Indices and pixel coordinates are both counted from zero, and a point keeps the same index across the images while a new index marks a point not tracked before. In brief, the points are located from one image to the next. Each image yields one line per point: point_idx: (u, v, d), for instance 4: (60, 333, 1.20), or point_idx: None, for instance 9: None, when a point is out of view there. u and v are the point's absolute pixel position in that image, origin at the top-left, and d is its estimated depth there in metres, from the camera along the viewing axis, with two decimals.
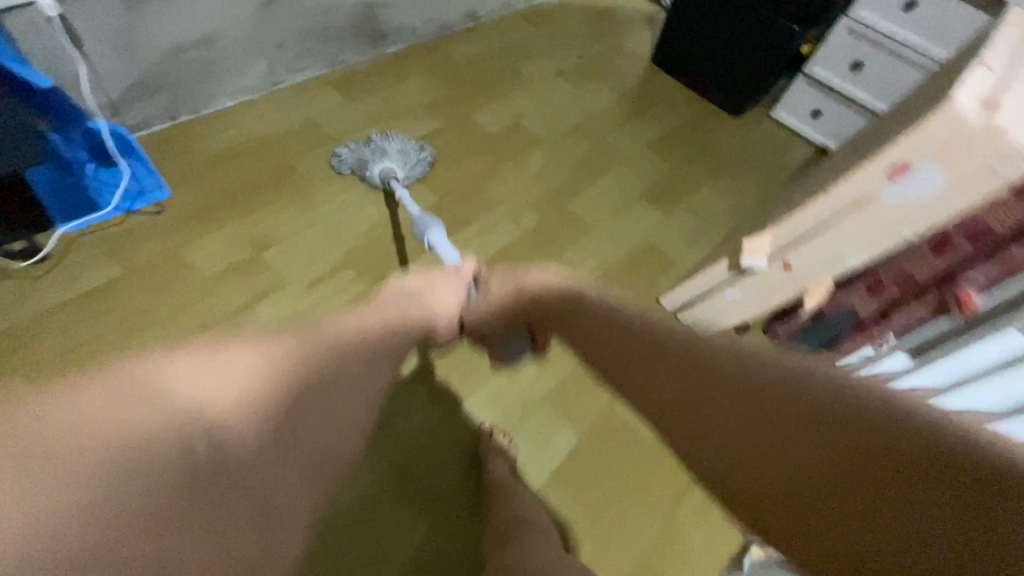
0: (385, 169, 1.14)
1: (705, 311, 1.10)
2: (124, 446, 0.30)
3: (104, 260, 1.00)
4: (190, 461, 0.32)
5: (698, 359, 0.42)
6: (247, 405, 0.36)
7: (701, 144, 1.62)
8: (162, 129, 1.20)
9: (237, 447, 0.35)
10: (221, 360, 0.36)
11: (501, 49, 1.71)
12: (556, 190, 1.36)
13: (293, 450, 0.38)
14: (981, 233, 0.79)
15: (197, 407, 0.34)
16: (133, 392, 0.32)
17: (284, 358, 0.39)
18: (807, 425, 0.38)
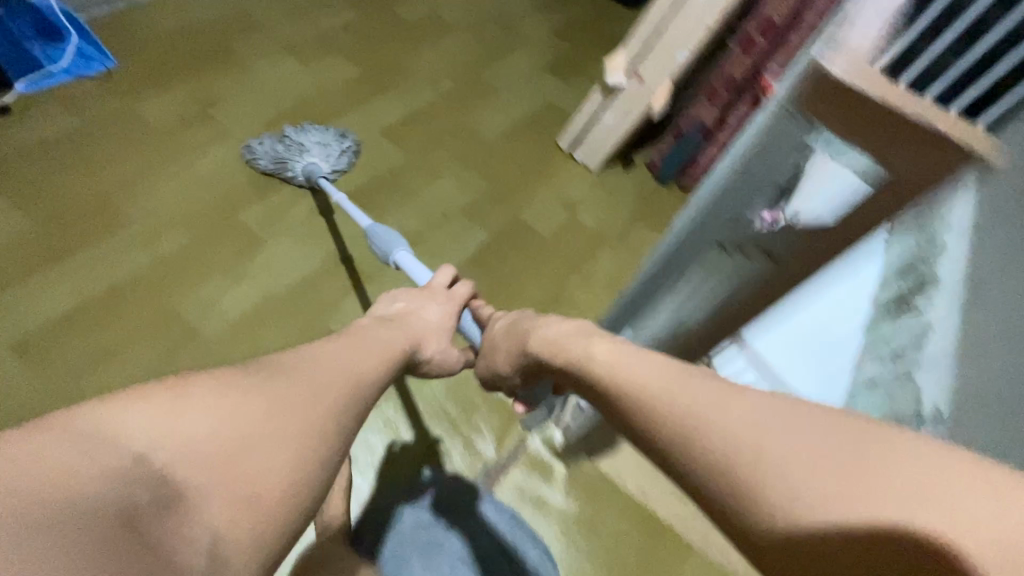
0: (308, 167, 1.09)
1: (590, 142, 1.34)
2: (86, 490, 0.32)
3: (61, 113, 1.13)
4: (132, 508, 0.34)
5: (672, 384, 0.40)
6: (199, 459, 0.38)
7: (600, 30, 1.84)
8: (100, 14, 1.32)
9: (183, 505, 0.36)
10: (181, 405, 0.40)
11: None
12: (469, 64, 1.56)
13: (239, 511, 0.37)
14: (770, 28, 1.05)
15: (147, 451, 0.37)
16: (99, 440, 0.35)
17: (240, 409, 0.41)
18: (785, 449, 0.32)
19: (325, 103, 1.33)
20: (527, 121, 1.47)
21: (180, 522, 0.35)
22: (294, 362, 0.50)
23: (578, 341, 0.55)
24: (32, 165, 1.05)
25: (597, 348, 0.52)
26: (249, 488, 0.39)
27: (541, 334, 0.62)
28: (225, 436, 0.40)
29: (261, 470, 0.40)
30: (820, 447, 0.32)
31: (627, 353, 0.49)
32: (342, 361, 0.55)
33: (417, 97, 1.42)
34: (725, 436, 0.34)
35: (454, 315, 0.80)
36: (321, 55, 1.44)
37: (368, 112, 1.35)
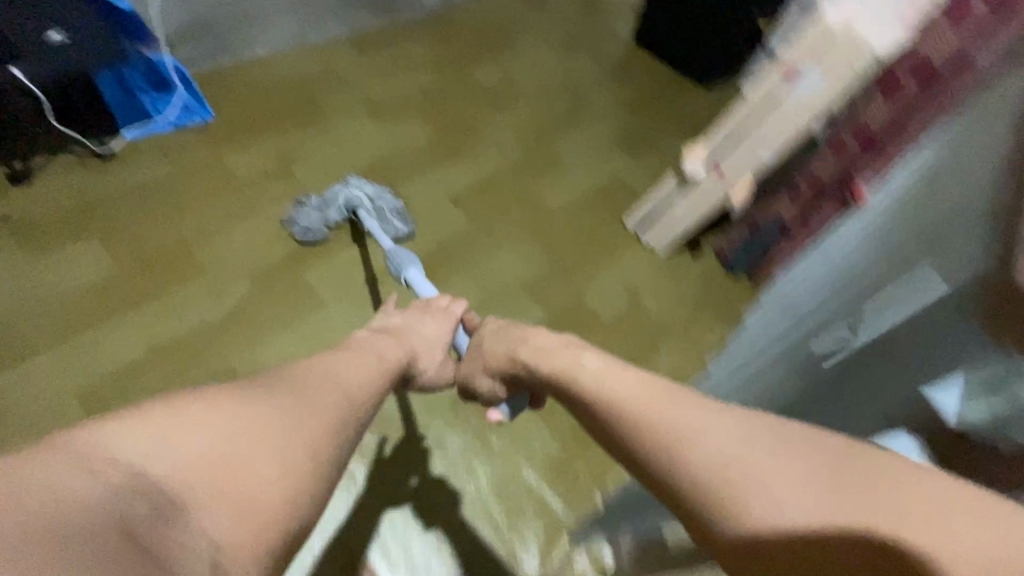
0: (351, 198, 1.12)
1: (658, 227, 1.30)
2: (92, 492, 0.36)
3: (158, 162, 1.19)
4: (130, 517, 0.36)
5: (660, 404, 0.49)
6: (188, 471, 0.41)
7: (672, 108, 1.85)
8: (204, 68, 1.41)
9: (178, 508, 0.39)
10: (178, 421, 0.44)
11: (499, 21, 1.94)
12: (540, 134, 1.57)
13: (234, 495, 0.42)
14: (863, 135, 0.99)
15: (141, 467, 0.40)
16: (93, 456, 0.38)
17: (230, 422, 0.46)
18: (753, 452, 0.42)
19: (399, 166, 1.37)
20: (593, 197, 1.45)
21: (181, 521, 0.39)
22: (293, 379, 0.58)
23: (626, 387, 0.55)
24: (126, 212, 1.11)
25: (642, 395, 0.52)
26: (245, 492, 0.43)
27: (534, 351, 0.73)
28: (216, 451, 0.43)
29: (253, 478, 0.44)
30: (780, 461, 0.41)
31: (674, 399, 0.49)
32: (332, 368, 0.63)
33: (486, 165, 1.43)
34: (715, 452, 0.43)
35: (447, 329, 0.89)
36: (399, 115, 1.48)
37: (437, 174, 1.38)
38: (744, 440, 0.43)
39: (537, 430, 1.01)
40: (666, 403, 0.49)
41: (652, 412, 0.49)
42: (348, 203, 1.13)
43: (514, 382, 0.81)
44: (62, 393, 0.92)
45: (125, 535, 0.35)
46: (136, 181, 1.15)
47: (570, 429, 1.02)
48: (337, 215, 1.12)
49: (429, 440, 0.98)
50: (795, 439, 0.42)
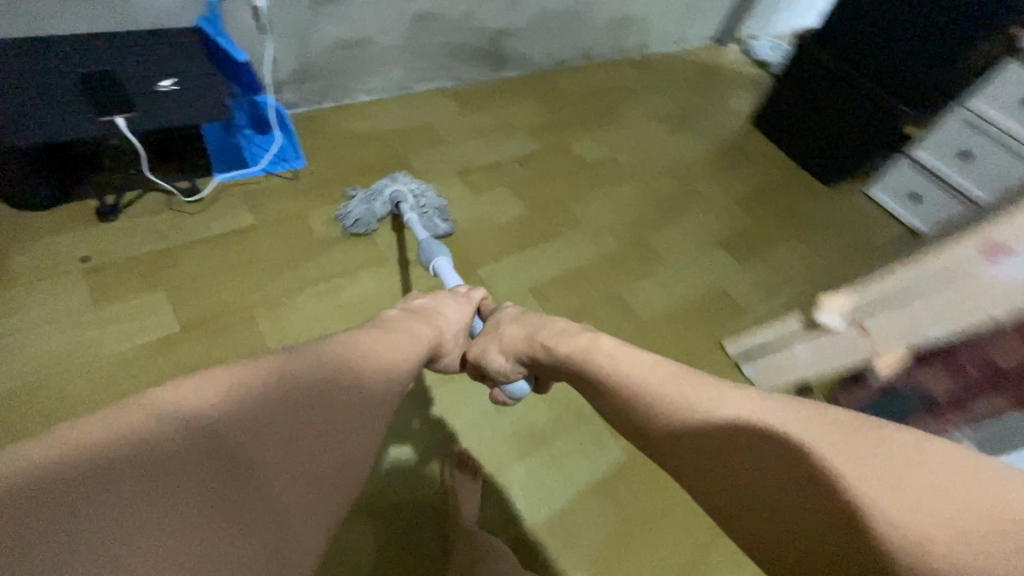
0: (397, 192, 1.14)
1: (768, 364, 1.12)
2: (172, 445, 0.34)
3: (244, 210, 1.15)
4: (211, 463, 0.35)
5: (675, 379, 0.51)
6: (251, 434, 0.38)
7: (789, 206, 1.66)
8: (306, 110, 1.38)
9: (251, 466, 0.37)
10: (240, 387, 0.40)
11: (608, 89, 1.84)
12: (640, 222, 1.44)
13: (302, 462, 0.40)
14: (990, 370, 0.79)
15: (214, 424, 0.37)
16: (173, 410, 0.36)
17: (291, 389, 0.42)
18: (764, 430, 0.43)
19: (485, 242, 1.27)
20: (692, 306, 1.29)
21: (254, 475, 0.37)
22: (345, 343, 0.52)
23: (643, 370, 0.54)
24: (201, 262, 1.05)
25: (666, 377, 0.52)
26: (308, 457, 0.41)
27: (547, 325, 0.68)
28: (283, 412, 0.41)
29: (321, 446, 0.42)
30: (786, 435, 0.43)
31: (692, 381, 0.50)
32: (383, 344, 0.56)
33: (578, 253, 1.31)
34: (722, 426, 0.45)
35: (466, 314, 0.76)
36: (491, 185, 1.39)
37: (521, 259, 1.26)
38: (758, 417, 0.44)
39: None
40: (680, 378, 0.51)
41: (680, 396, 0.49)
42: (394, 197, 1.15)
43: (535, 368, 0.71)
44: None
45: (206, 487, 0.34)
46: (216, 231, 1.10)
47: None
48: (382, 207, 1.15)
49: None
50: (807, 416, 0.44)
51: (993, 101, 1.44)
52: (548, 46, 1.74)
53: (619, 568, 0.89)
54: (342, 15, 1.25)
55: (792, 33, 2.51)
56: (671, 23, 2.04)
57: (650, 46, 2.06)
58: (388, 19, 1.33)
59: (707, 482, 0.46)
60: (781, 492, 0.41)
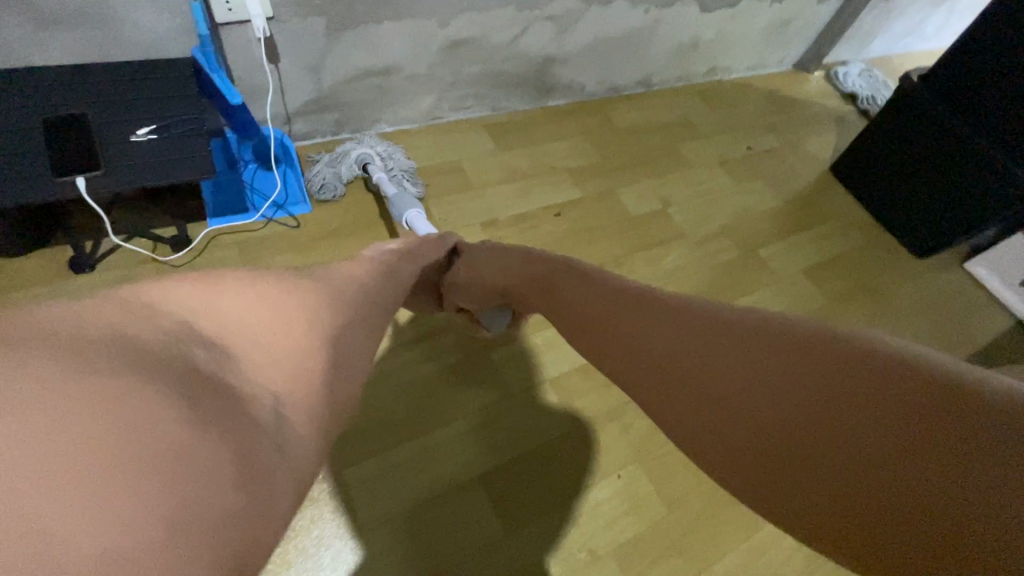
0: (364, 154, 1.13)
1: None
2: (156, 341, 0.28)
3: (237, 264, 1.02)
4: (195, 366, 0.28)
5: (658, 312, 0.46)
6: (255, 344, 0.33)
7: (866, 282, 1.42)
8: (322, 142, 1.24)
9: (241, 367, 0.31)
10: (229, 292, 0.35)
11: (668, 122, 1.62)
12: (688, 296, 1.25)
13: (301, 385, 0.34)
14: None
15: (195, 322, 0.31)
16: (149, 308, 0.30)
17: (292, 300, 0.38)
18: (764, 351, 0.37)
19: None
20: None
21: (243, 377, 0.30)
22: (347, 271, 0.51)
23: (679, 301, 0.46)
24: None
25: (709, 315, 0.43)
26: (301, 364, 0.34)
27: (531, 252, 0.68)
28: (275, 318, 0.35)
29: (316, 364, 0.36)
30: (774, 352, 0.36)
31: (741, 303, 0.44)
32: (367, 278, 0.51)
33: None
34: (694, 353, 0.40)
35: None
36: (519, 242, 1.23)
37: (544, 341, 1.11)
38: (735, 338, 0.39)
39: None
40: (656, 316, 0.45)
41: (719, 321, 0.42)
42: (360, 159, 1.13)
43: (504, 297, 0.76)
44: None
45: (187, 394, 0.27)
46: None
47: None
48: (349, 169, 1.12)
49: None
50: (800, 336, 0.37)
51: None
52: (604, 72, 1.52)
53: None
54: (364, 43, 1.09)
55: (890, 59, 2.18)
56: (749, 47, 1.78)
57: (721, 72, 1.80)
58: (419, 46, 1.16)
59: (738, 422, 0.36)
60: (828, 420, 0.32)
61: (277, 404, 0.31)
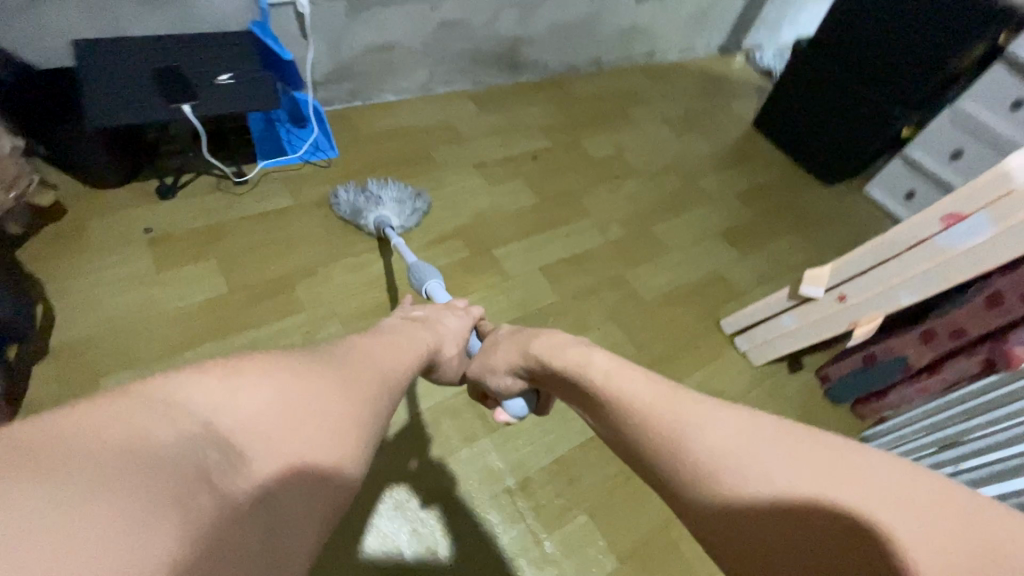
0: (381, 217, 1.20)
1: (762, 336, 1.20)
2: (169, 443, 0.35)
3: (285, 193, 1.27)
4: (205, 466, 0.35)
5: (671, 416, 0.49)
6: (260, 427, 0.40)
7: (785, 203, 1.76)
8: (339, 108, 1.52)
9: (248, 464, 0.38)
10: (237, 382, 0.42)
11: (618, 93, 1.97)
12: (645, 213, 1.55)
13: (302, 480, 0.40)
14: (956, 332, 0.98)
15: (213, 419, 0.39)
16: (175, 403, 0.38)
17: (289, 383, 0.44)
18: (763, 479, 0.41)
19: (500, 226, 1.38)
20: (691, 288, 1.39)
21: (250, 476, 0.38)
22: (335, 349, 0.56)
23: (698, 417, 0.47)
24: (254, 236, 1.18)
25: (730, 439, 0.44)
26: (304, 457, 0.42)
27: (543, 342, 0.73)
28: (278, 408, 0.42)
29: (323, 449, 0.43)
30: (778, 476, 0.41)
31: (730, 418, 0.46)
32: (380, 348, 0.63)
33: (586, 237, 1.42)
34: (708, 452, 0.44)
35: (465, 327, 0.89)
36: (506, 176, 1.51)
37: (534, 244, 1.37)
38: (748, 435, 0.44)
39: (598, 542, 0.92)
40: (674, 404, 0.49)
41: (727, 437, 0.44)
42: (378, 222, 1.20)
43: (530, 380, 0.79)
44: None
45: (191, 488, 0.33)
46: (260, 209, 1.23)
47: (632, 550, 0.93)
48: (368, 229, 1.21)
49: (479, 532, 0.90)
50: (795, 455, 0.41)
51: (977, 100, 1.55)
52: (561, 53, 1.87)
53: (618, 510, 0.97)
54: (374, 22, 1.40)
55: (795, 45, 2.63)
56: (678, 33, 2.17)
57: (659, 55, 2.19)
58: (415, 26, 1.48)
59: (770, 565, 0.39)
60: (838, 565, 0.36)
61: (269, 502, 0.38)
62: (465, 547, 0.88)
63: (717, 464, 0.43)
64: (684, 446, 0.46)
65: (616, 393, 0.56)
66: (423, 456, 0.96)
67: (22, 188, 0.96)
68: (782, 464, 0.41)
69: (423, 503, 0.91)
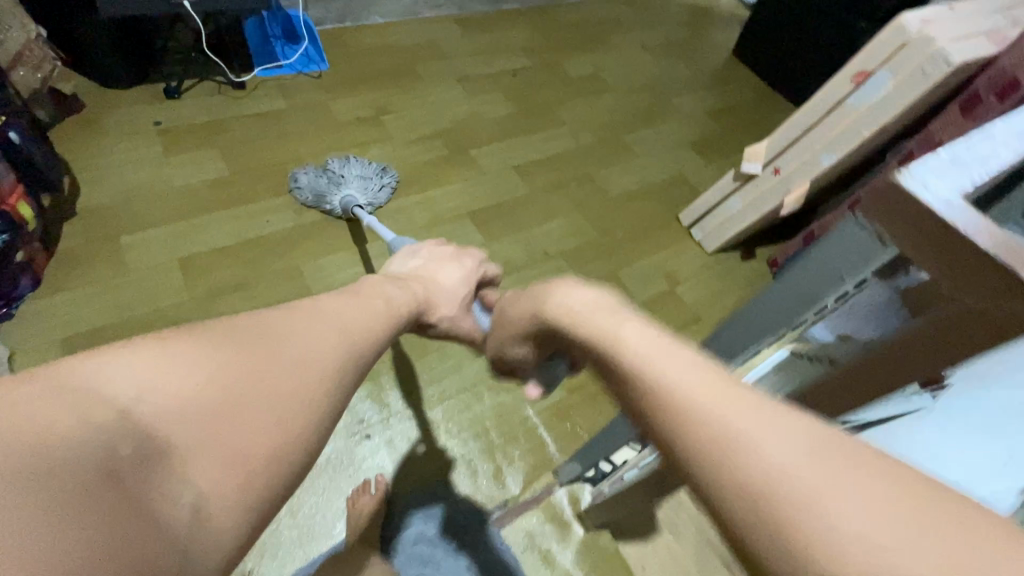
0: (346, 197, 1.16)
1: (714, 221, 1.31)
2: (70, 436, 0.30)
3: (278, 96, 1.39)
4: (113, 463, 0.31)
5: (716, 415, 0.29)
6: (191, 414, 0.35)
7: (756, 121, 1.84)
8: (330, 27, 1.62)
9: (172, 458, 0.34)
10: (167, 362, 0.36)
11: (599, 21, 2.04)
12: (617, 125, 1.65)
13: (227, 463, 0.36)
14: None
15: (132, 406, 0.33)
16: (85, 391, 0.32)
17: (221, 358, 0.38)
18: (855, 539, 0.23)
19: (477, 131, 1.49)
20: (654, 188, 1.50)
21: (171, 473, 0.34)
22: (276, 316, 0.45)
23: (755, 422, 0.28)
24: (251, 133, 1.31)
25: (803, 462, 0.26)
26: (246, 451, 0.37)
27: (558, 299, 0.51)
28: (210, 390, 0.36)
29: (250, 434, 0.37)
30: (890, 526, 0.24)
31: (793, 422, 0.28)
32: (326, 308, 0.48)
33: (558, 143, 1.53)
34: (772, 469, 0.26)
35: (466, 285, 0.83)
36: (485, 90, 1.61)
37: (508, 147, 1.48)
38: (823, 456, 0.26)
39: None
40: (724, 392, 0.30)
41: (794, 459, 0.26)
42: (344, 202, 1.16)
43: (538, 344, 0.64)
44: (163, 259, 1.07)
45: (102, 496, 0.30)
46: (255, 110, 1.35)
47: (579, 385, 1.05)
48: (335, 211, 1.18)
49: (445, 365, 1.03)
50: (900, 487, 0.25)
51: None
52: None
53: None
54: None
55: None
56: None
57: None
58: None
59: None
60: None
61: (203, 510, 0.34)
62: (433, 377, 1.01)
63: (775, 484, 0.26)
64: (729, 456, 0.27)
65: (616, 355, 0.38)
66: None
67: (47, 73, 1.08)
68: (872, 496, 0.25)
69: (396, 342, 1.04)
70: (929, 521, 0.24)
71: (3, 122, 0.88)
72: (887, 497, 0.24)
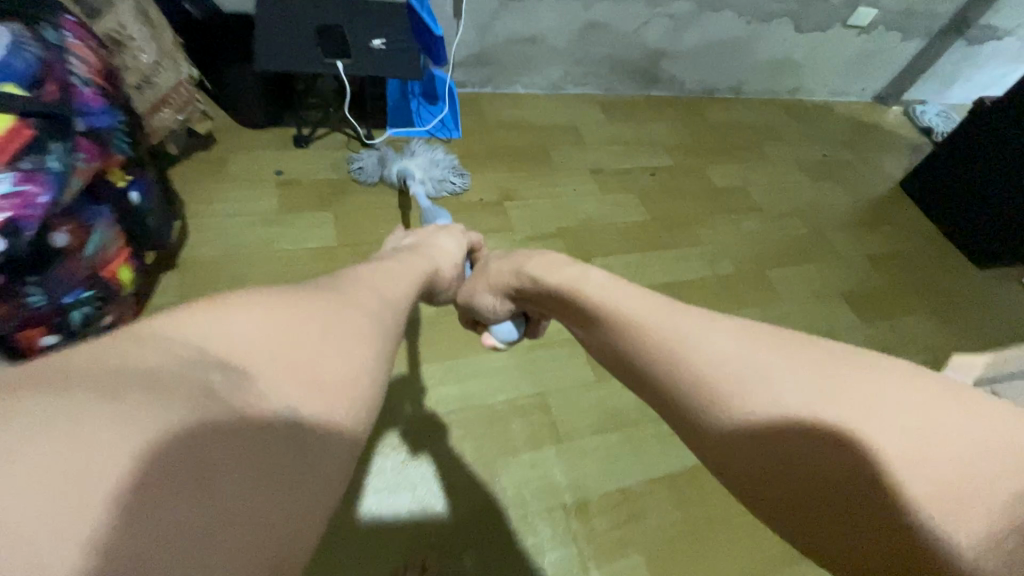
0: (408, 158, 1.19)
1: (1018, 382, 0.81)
2: (161, 364, 0.28)
3: None
4: (206, 386, 0.28)
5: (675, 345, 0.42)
6: (262, 345, 0.32)
7: (925, 278, 1.56)
8: (471, 92, 1.54)
9: (258, 379, 0.30)
10: (232, 308, 0.33)
11: (752, 125, 1.85)
12: (761, 256, 1.43)
13: (322, 373, 0.33)
14: None
15: (205, 346, 0.30)
16: (168, 337, 0.30)
17: (279, 304, 0.35)
18: (784, 418, 0.35)
19: (604, 237, 1.32)
20: None
21: (263, 393, 0.30)
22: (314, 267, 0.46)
23: (692, 333, 0.41)
24: (368, 200, 1.22)
25: (734, 353, 0.39)
26: (352, 361, 0.35)
27: (536, 260, 0.66)
28: (273, 337, 0.33)
29: (331, 354, 0.35)
30: (807, 388, 0.36)
31: (726, 334, 0.40)
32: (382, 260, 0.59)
33: (693, 266, 1.34)
34: (708, 357, 0.39)
35: (461, 249, 0.79)
36: (619, 188, 1.45)
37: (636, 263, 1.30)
38: (753, 345, 0.39)
39: None
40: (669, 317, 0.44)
41: (722, 350, 0.39)
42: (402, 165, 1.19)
43: (522, 299, 0.73)
44: None
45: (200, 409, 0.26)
46: None
47: None
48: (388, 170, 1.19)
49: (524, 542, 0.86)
50: (808, 359, 0.37)
51: None
52: (701, 73, 1.78)
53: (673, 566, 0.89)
54: (522, 15, 1.41)
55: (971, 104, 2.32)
56: (832, 73, 2.00)
57: (805, 92, 2.03)
58: (563, 23, 1.47)
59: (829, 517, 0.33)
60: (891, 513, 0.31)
61: (311, 413, 0.31)
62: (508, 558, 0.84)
63: (718, 374, 0.38)
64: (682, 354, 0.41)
65: (625, 325, 0.46)
66: (480, 454, 0.93)
67: (189, 114, 1.03)
68: (792, 378, 0.36)
69: (475, 497, 0.89)
70: (889, 388, 0.35)
71: (125, 181, 0.82)
72: (795, 369, 0.37)
